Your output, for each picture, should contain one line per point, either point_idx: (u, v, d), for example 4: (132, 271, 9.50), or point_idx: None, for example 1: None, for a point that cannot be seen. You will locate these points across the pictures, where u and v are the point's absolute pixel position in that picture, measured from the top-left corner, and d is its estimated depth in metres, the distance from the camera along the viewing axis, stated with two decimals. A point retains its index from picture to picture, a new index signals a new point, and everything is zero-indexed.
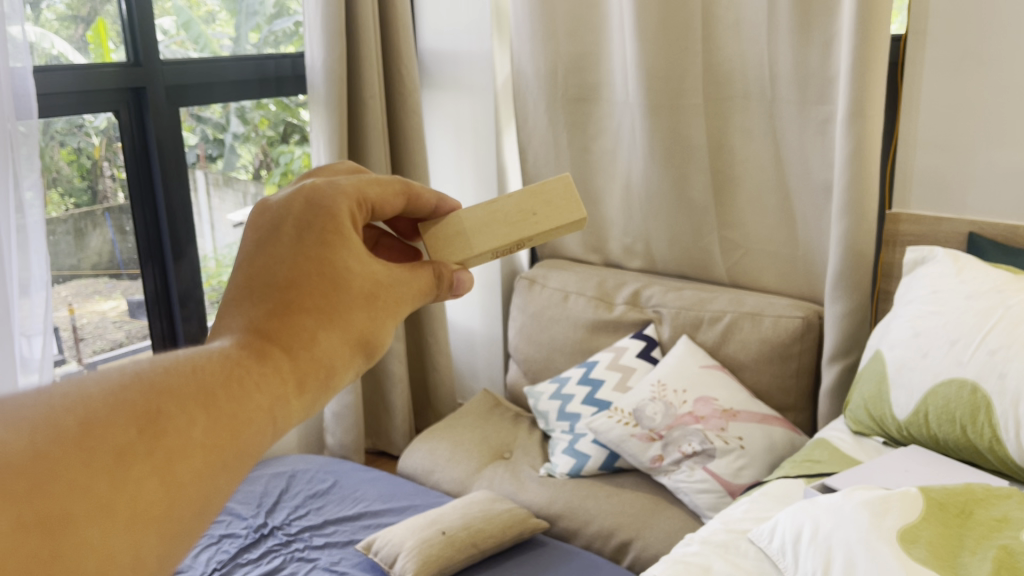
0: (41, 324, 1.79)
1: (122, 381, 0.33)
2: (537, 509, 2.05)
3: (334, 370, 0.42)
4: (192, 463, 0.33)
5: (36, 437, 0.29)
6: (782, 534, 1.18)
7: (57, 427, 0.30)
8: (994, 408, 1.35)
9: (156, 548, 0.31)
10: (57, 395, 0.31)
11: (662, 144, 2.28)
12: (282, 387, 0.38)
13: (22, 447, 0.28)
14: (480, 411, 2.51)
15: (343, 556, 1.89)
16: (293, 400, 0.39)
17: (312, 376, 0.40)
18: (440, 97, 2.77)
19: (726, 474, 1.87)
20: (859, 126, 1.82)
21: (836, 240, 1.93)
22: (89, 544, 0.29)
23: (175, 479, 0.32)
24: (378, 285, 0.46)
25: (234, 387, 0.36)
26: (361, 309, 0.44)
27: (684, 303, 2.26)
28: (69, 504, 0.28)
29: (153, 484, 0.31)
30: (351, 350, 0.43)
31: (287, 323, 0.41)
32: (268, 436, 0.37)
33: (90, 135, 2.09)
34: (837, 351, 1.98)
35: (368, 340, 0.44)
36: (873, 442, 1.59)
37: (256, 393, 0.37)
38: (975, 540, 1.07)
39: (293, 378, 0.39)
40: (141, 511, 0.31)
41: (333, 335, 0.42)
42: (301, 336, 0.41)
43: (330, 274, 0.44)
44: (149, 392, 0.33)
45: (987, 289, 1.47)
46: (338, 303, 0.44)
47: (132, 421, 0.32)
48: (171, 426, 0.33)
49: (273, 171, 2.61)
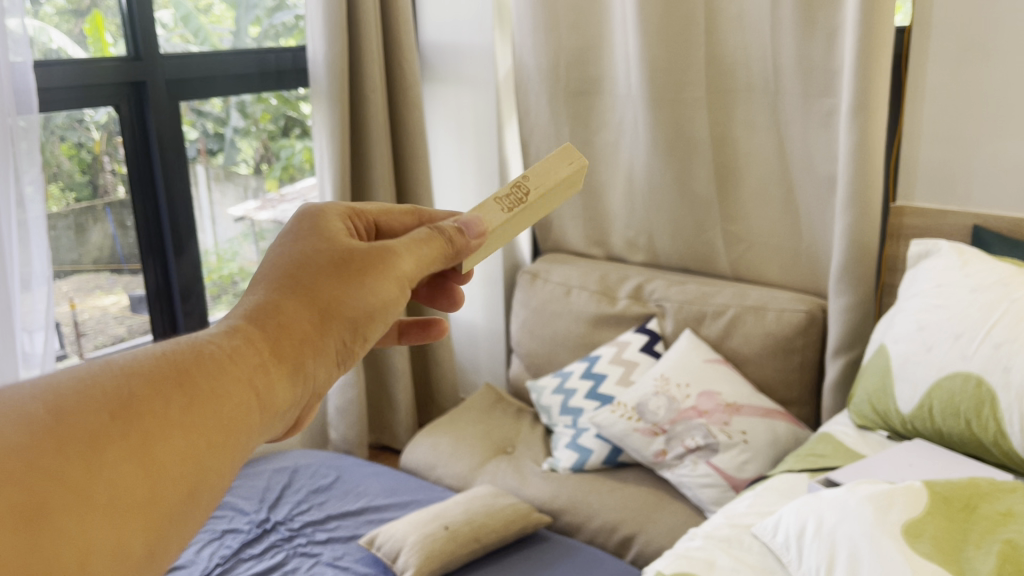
0: (42, 319, 1.78)
1: (122, 377, 0.44)
2: (540, 503, 2.05)
3: (305, 367, 0.55)
4: (177, 445, 0.44)
5: (35, 427, 0.39)
6: (786, 528, 1.17)
7: (51, 416, 0.40)
8: (999, 401, 1.35)
9: (141, 518, 0.41)
10: (65, 388, 0.42)
11: (664, 137, 2.27)
12: (253, 391, 0.50)
13: (24, 433, 0.38)
14: (483, 406, 2.51)
15: (346, 551, 1.89)
16: (265, 393, 0.51)
17: (282, 381, 0.52)
18: (441, 90, 2.76)
19: (730, 469, 1.86)
20: (864, 119, 1.81)
21: (841, 234, 1.92)
22: (65, 517, 0.38)
23: (158, 458, 0.43)
24: (354, 306, 0.59)
25: (213, 388, 0.47)
26: (326, 318, 0.57)
27: (687, 297, 2.25)
28: (54, 489, 0.38)
29: (133, 463, 0.41)
30: (318, 351, 0.56)
31: (271, 342, 0.53)
32: (242, 425, 0.48)
33: (91, 129, 2.08)
34: (841, 345, 1.97)
35: (334, 342, 0.57)
36: (877, 437, 1.58)
37: (228, 392, 0.48)
38: (980, 534, 1.06)
39: (264, 381, 0.51)
40: (122, 488, 0.41)
41: (306, 351, 0.55)
42: (276, 351, 0.53)
43: (317, 308, 0.57)
44: (142, 388, 0.44)
45: (993, 282, 1.46)
46: (304, 314, 0.56)
47: (114, 412, 0.42)
48: (159, 416, 0.44)
49: (274, 165, 2.60)
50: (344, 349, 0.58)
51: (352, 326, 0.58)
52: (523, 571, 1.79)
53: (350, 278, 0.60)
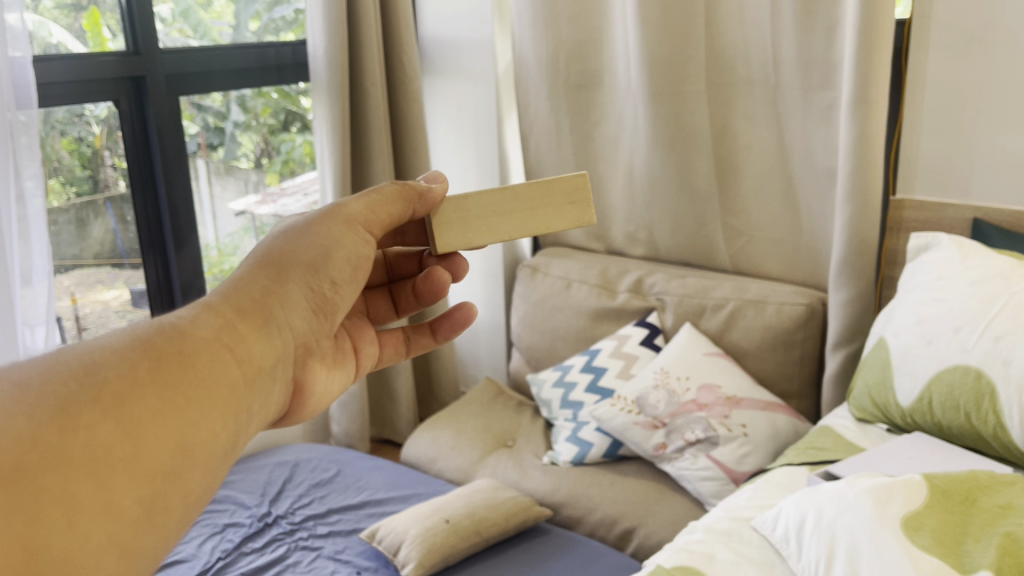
0: (44, 313, 1.79)
1: (102, 353, 0.46)
2: (541, 497, 2.05)
3: (271, 321, 0.58)
4: (169, 404, 0.47)
5: (31, 408, 0.41)
6: (786, 521, 1.18)
7: (47, 396, 0.42)
8: (998, 395, 1.35)
9: (152, 471, 0.44)
10: (52, 372, 0.44)
11: (664, 130, 2.27)
12: (232, 352, 0.53)
13: (23, 414, 0.40)
14: (483, 399, 2.51)
15: (348, 544, 1.90)
16: (240, 349, 0.54)
17: (258, 340, 0.56)
18: (441, 84, 2.76)
19: (730, 462, 1.87)
20: (864, 112, 1.81)
21: (841, 227, 1.92)
22: (81, 478, 0.41)
23: (155, 417, 0.45)
24: (312, 267, 0.63)
25: (195, 350, 0.51)
26: (281, 276, 0.61)
27: (687, 291, 2.25)
28: (63, 455, 0.40)
29: (133, 422, 0.44)
30: (284, 304, 0.60)
31: (241, 307, 0.57)
32: (229, 380, 0.52)
33: (91, 123, 2.08)
34: (841, 338, 1.98)
35: (294, 295, 0.61)
36: (877, 430, 1.58)
37: (210, 354, 0.51)
38: (979, 527, 1.07)
39: (242, 341, 0.55)
40: (128, 448, 0.43)
41: (274, 312, 0.59)
42: (247, 315, 0.57)
43: (275, 277, 0.61)
44: (125, 359, 0.47)
45: (993, 276, 1.46)
46: (257, 279, 0.60)
47: (103, 382, 0.44)
48: (146, 381, 0.46)
49: (275, 159, 2.60)
50: (308, 298, 0.62)
51: (307, 276, 0.62)
52: (524, 565, 1.80)
53: (298, 241, 0.64)
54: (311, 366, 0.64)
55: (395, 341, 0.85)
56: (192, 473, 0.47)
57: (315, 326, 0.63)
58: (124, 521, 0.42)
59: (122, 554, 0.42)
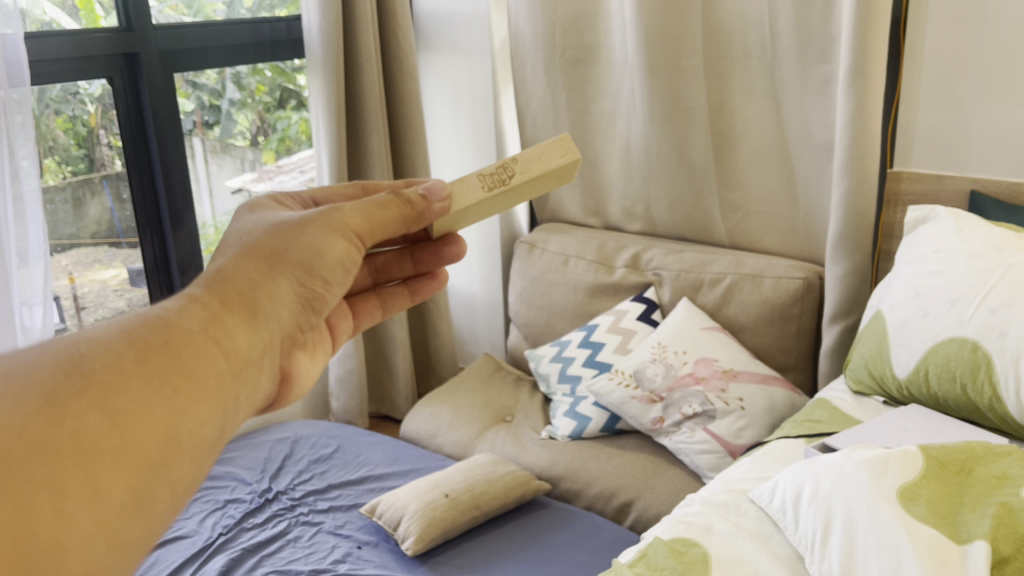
0: (41, 293, 1.78)
1: (91, 344, 0.44)
2: (540, 471, 2.07)
3: (261, 313, 0.55)
4: (159, 399, 0.44)
5: (19, 397, 0.39)
6: (783, 493, 1.18)
7: (34, 386, 0.40)
8: (994, 366, 1.36)
9: (140, 467, 0.42)
10: (38, 361, 0.41)
11: (662, 105, 2.26)
12: (223, 343, 0.51)
13: (12, 405, 0.38)
14: (482, 375, 2.52)
15: (348, 519, 1.91)
16: (229, 342, 0.51)
17: (248, 332, 0.53)
18: (437, 60, 2.74)
19: (727, 435, 1.88)
20: (861, 85, 1.80)
21: (838, 200, 1.92)
22: (69, 470, 0.38)
23: (146, 413, 0.43)
24: (305, 261, 0.60)
25: (184, 342, 0.48)
26: (272, 268, 0.58)
27: (685, 266, 2.25)
28: (52, 448, 0.38)
29: (123, 417, 0.42)
30: (272, 296, 0.57)
31: (231, 298, 0.54)
32: (219, 372, 0.49)
33: (85, 102, 2.07)
34: (838, 311, 1.98)
35: (284, 289, 0.58)
36: (873, 402, 1.59)
37: (200, 347, 0.49)
38: (975, 497, 1.08)
39: (234, 333, 0.52)
40: (118, 442, 0.41)
41: (264, 304, 0.56)
42: (237, 306, 0.54)
43: (267, 269, 0.58)
44: (113, 350, 0.44)
45: (989, 248, 1.47)
46: (248, 268, 0.57)
47: (92, 374, 0.42)
48: (136, 375, 0.44)
49: (271, 137, 2.59)
50: (299, 292, 0.59)
51: (300, 272, 0.59)
52: (523, 538, 1.81)
53: (288, 231, 0.61)
54: (298, 357, 0.61)
55: (371, 307, 0.82)
56: (180, 466, 0.45)
57: (303, 318, 0.60)
58: (112, 514, 0.40)
59: (110, 547, 0.40)
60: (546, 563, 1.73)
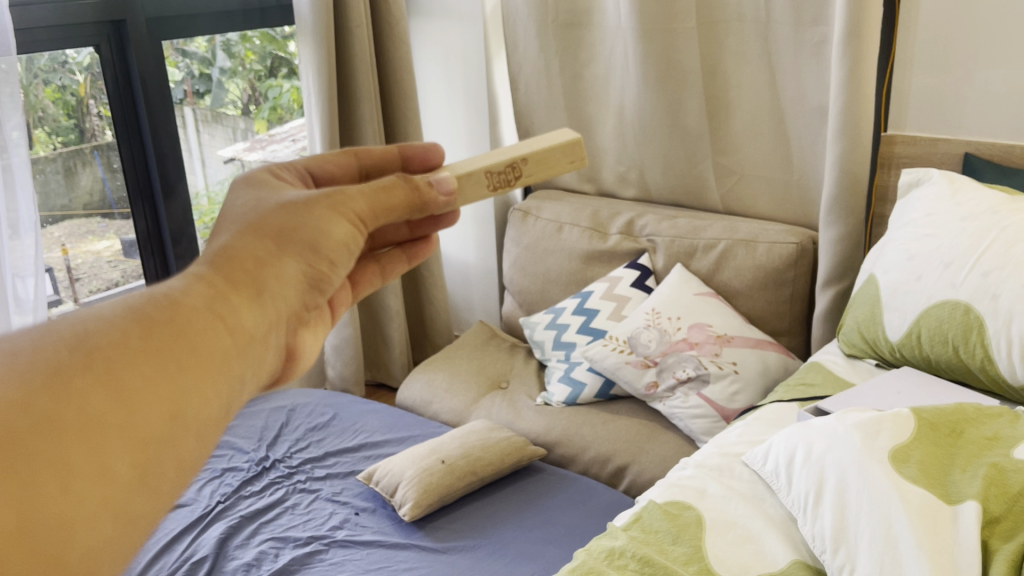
0: (33, 265, 1.76)
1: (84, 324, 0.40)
2: (535, 437, 2.08)
3: (269, 292, 0.49)
4: (150, 375, 0.40)
5: (17, 375, 0.36)
6: (776, 456, 1.19)
7: (40, 358, 0.37)
8: (987, 328, 1.36)
9: (130, 457, 0.38)
10: (48, 336, 0.38)
11: (655, 69, 2.24)
12: (238, 312, 0.46)
13: (12, 381, 0.35)
14: (477, 343, 2.52)
15: (345, 486, 1.93)
16: (234, 319, 0.45)
17: (266, 297, 0.48)
18: (429, 25, 2.71)
19: (720, 400, 1.90)
20: (856, 47, 1.79)
21: (832, 163, 1.91)
22: (36, 451, 0.35)
23: (129, 390, 0.39)
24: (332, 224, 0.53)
25: (185, 319, 0.43)
26: (278, 249, 0.50)
27: (678, 231, 2.25)
28: (28, 437, 0.35)
29: (103, 401, 0.37)
30: (280, 276, 0.50)
31: (242, 268, 0.48)
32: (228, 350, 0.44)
33: (74, 72, 2.05)
34: (831, 276, 1.98)
35: (293, 268, 0.51)
36: (866, 365, 1.60)
37: (202, 330, 0.43)
38: (966, 458, 1.09)
39: (243, 299, 0.47)
40: (101, 422, 0.37)
41: (283, 269, 0.50)
42: (243, 273, 0.48)
43: (283, 232, 0.51)
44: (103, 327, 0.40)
45: (983, 211, 1.47)
46: (255, 246, 0.50)
47: (73, 350, 0.38)
48: (117, 355, 0.39)
49: (262, 105, 2.57)
50: (305, 272, 0.52)
51: (306, 254, 0.51)
52: (519, 503, 1.83)
53: (290, 206, 0.53)
54: (307, 333, 0.53)
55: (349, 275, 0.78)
56: (187, 447, 0.41)
57: (309, 298, 0.52)
58: (118, 486, 0.37)
59: (119, 519, 0.37)
60: (541, 527, 1.75)
